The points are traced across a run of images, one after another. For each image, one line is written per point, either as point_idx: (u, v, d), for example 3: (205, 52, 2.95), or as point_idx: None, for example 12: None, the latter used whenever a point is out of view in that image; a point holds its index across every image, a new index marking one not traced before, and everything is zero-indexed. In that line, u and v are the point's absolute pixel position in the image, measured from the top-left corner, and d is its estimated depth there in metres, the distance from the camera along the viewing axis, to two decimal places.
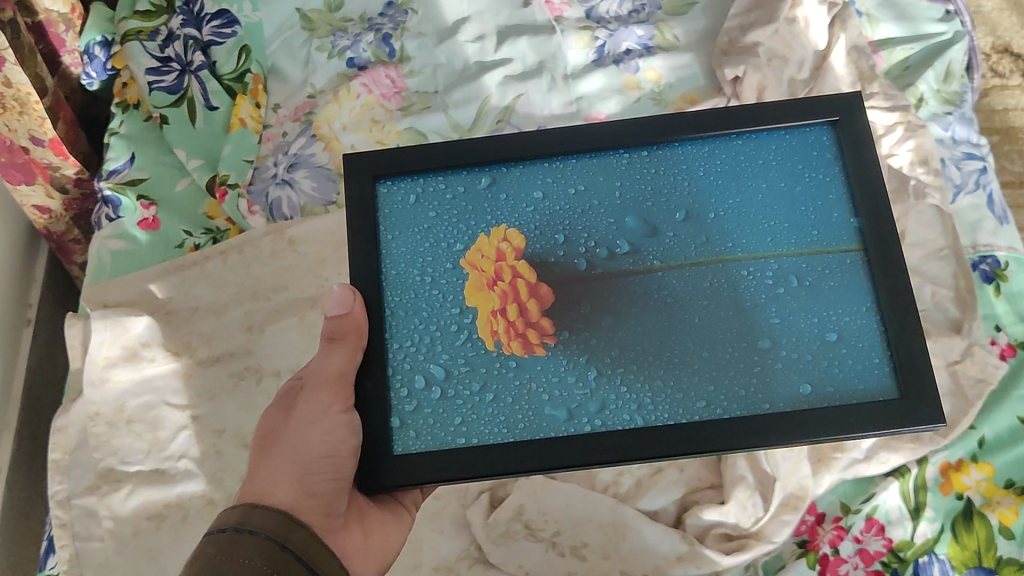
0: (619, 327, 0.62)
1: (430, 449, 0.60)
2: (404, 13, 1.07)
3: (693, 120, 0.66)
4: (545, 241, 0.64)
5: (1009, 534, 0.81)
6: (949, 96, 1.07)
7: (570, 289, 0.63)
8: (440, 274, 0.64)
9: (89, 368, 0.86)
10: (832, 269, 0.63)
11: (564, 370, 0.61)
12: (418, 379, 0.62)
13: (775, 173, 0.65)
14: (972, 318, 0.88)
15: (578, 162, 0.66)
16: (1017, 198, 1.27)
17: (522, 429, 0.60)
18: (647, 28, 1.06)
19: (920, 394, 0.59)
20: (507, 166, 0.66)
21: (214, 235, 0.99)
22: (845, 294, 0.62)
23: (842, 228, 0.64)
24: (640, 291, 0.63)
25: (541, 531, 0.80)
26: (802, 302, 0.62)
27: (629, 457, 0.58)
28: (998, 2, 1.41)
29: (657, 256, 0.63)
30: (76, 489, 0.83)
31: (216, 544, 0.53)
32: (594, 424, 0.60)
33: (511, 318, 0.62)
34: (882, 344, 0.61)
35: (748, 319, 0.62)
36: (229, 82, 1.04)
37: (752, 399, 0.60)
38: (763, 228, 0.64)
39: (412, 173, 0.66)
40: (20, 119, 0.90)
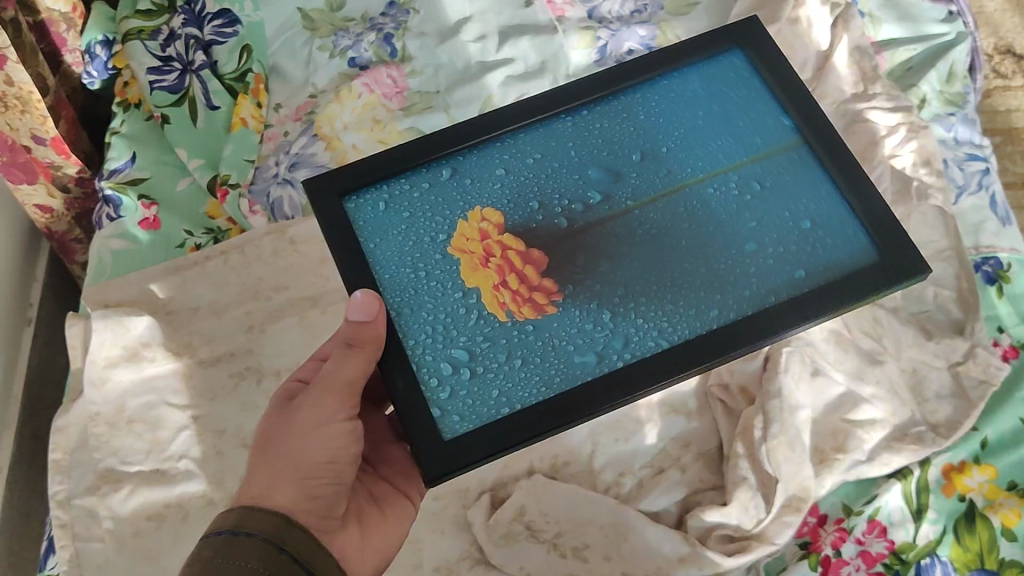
0: (615, 265, 0.63)
1: (478, 426, 0.59)
2: (406, 13, 1.07)
3: (611, 73, 0.69)
4: (521, 211, 0.65)
5: (1011, 536, 0.81)
6: (952, 97, 1.07)
7: (563, 243, 0.63)
8: (432, 266, 0.64)
9: (91, 368, 0.86)
10: (784, 166, 0.66)
11: (581, 320, 0.61)
12: (444, 365, 0.61)
13: (705, 100, 0.69)
14: (975, 319, 0.88)
15: (526, 135, 0.68)
16: (1019, 200, 1.27)
17: (559, 382, 0.59)
18: (649, 28, 1.06)
19: (900, 240, 0.62)
20: (463, 152, 0.67)
21: (214, 235, 0.99)
22: (808, 184, 0.65)
23: (779, 129, 0.67)
24: (625, 231, 0.64)
25: (543, 533, 0.80)
26: (769, 202, 0.65)
27: (667, 376, 0.59)
28: (1000, 4, 1.41)
29: (629, 197, 0.65)
30: (76, 489, 0.83)
31: (214, 546, 0.53)
32: (625, 358, 0.60)
33: (515, 287, 0.62)
34: (849, 212, 0.64)
35: (729, 231, 0.64)
36: (231, 82, 1.03)
37: (758, 296, 0.61)
38: (714, 148, 0.67)
39: (375, 183, 0.66)
40: (21, 117, 0.90)
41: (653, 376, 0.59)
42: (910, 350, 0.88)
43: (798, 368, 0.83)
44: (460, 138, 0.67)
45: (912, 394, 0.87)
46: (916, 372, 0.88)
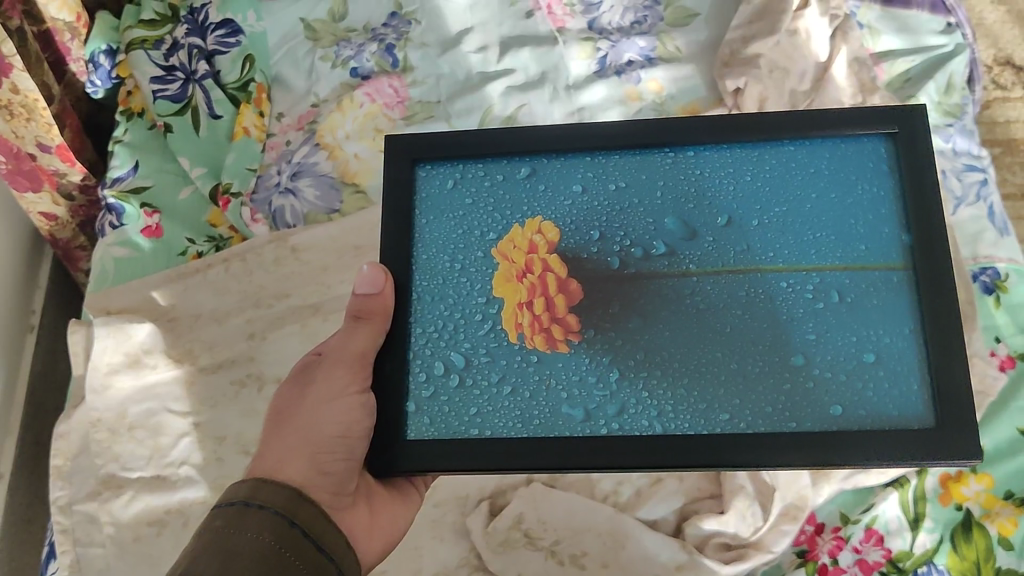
0: (649, 327, 0.61)
1: (441, 437, 0.60)
2: (408, 23, 1.07)
3: (741, 122, 0.64)
4: (579, 236, 0.64)
5: (1008, 545, 0.82)
6: (950, 109, 1.07)
7: (600, 286, 0.62)
8: (470, 262, 0.64)
9: (93, 375, 0.87)
10: (875, 286, 0.61)
11: (586, 370, 0.61)
12: (437, 365, 0.62)
13: (827, 183, 0.64)
14: (972, 331, 0.89)
15: (621, 157, 0.66)
16: (1018, 211, 1.28)
17: (536, 425, 0.60)
18: (649, 39, 1.07)
19: (958, 435, 0.56)
20: (550, 155, 0.66)
21: (216, 243, 1.00)
22: (890, 314, 0.60)
23: (890, 243, 0.62)
24: (673, 294, 0.62)
25: (541, 540, 0.80)
26: (842, 319, 0.60)
27: (641, 462, 0.58)
28: (1001, 15, 1.41)
29: (693, 260, 0.62)
30: (77, 496, 0.84)
31: (224, 516, 0.54)
32: (611, 427, 0.59)
33: (537, 312, 0.62)
34: (919, 368, 0.59)
35: (782, 334, 0.60)
36: (235, 91, 1.04)
37: (778, 417, 0.58)
38: (807, 238, 0.62)
39: (453, 159, 0.66)
40: (27, 125, 0.91)
41: (631, 456, 0.58)
42: None
43: None
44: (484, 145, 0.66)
45: None
46: None
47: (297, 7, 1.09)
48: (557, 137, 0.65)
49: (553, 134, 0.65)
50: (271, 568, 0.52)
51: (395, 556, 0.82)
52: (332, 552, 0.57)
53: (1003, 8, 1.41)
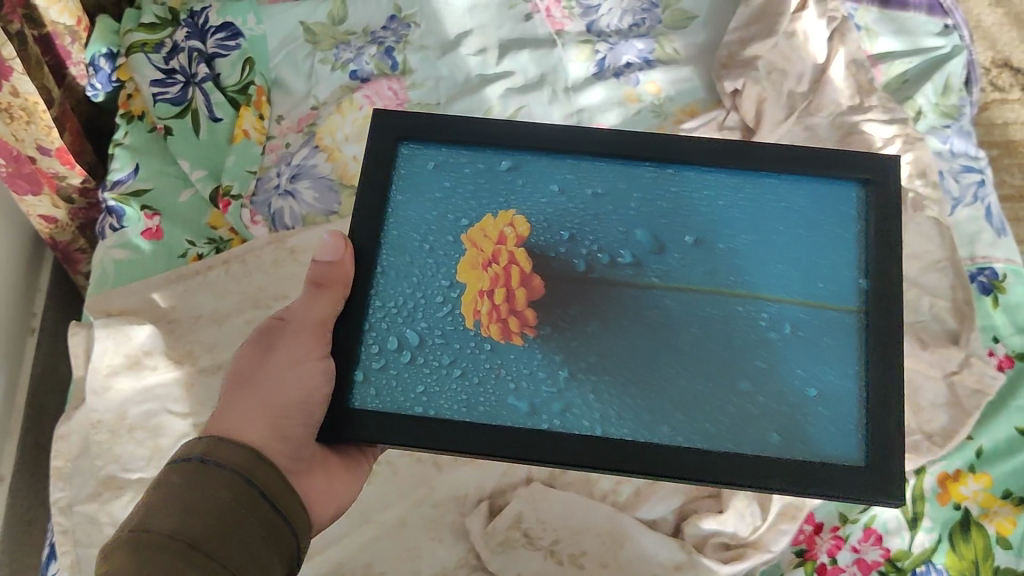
0: (606, 334, 0.62)
1: (386, 410, 0.60)
2: (407, 26, 1.08)
3: (728, 148, 0.65)
4: (549, 235, 0.64)
5: (1005, 544, 0.82)
6: (949, 109, 1.09)
7: (563, 288, 0.63)
8: (440, 245, 0.64)
9: (93, 376, 0.87)
10: (827, 324, 0.62)
11: (537, 364, 0.61)
12: (391, 339, 0.62)
13: (798, 217, 0.64)
14: (970, 329, 0.89)
15: (602, 163, 0.66)
16: (1016, 213, 1.28)
17: (481, 411, 0.60)
18: (647, 42, 1.08)
19: (882, 483, 0.58)
20: (532, 153, 0.66)
21: (216, 245, 1.00)
22: (836, 353, 0.61)
23: (848, 286, 0.62)
24: (633, 305, 0.62)
25: (540, 540, 0.80)
26: (791, 349, 0.61)
27: (576, 464, 0.59)
28: (998, 17, 1.42)
29: (657, 274, 0.63)
30: (78, 497, 0.84)
31: (182, 473, 0.54)
32: (553, 424, 0.60)
33: (496, 302, 0.63)
34: (857, 411, 0.60)
35: (732, 355, 0.61)
36: (234, 94, 1.04)
37: (716, 437, 0.59)
38: (769, 266, 0.63)
39: (440, 141, 0.66)
40: (26, 128, 0.91)
41: (570, 458, 0.59)
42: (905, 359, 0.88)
43: None
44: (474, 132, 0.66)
45: (908, 402, 0.87)
46: (911, 382, 0.88)
47: (296, 10, 1.09)
48: (543, 137, 0.65)
49: (542, 133, 0.65)
50: (225, 527, 0.52)
51: (395, 558, 0.81)
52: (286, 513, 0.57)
53: (1001, 10, 1.42)
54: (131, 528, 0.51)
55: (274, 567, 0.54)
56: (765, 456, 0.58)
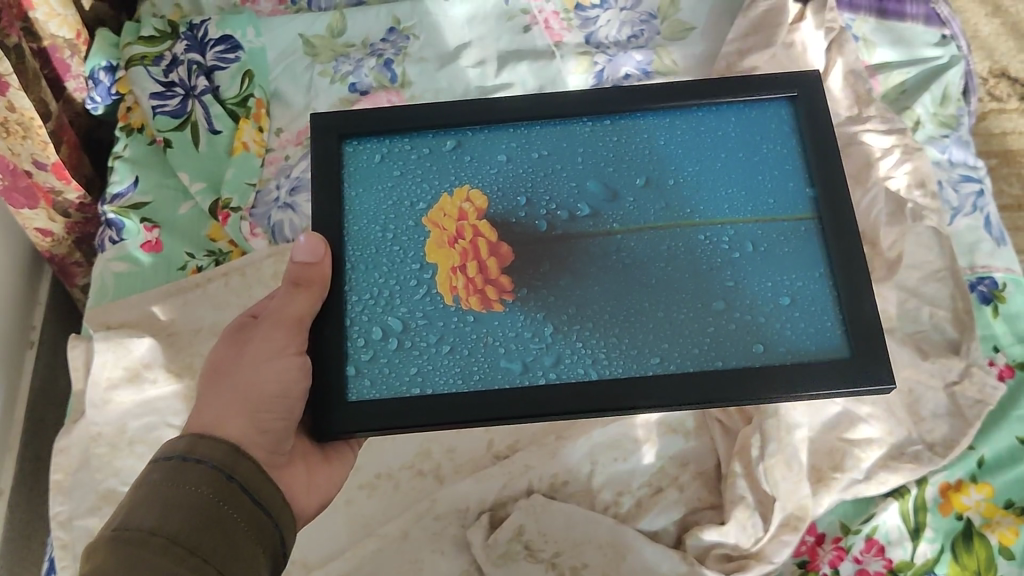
0: (581, 283, 0.63)
1: (384, 396, 0.61)
2: (406, 38, 1.08)
3: (653, 91, 0.68)
4: (507, 202, 0.65)
5: (1008, 554, 0.82)
6: (946, 119, 1.09)
7: (530, 247, 0.64)
8: (402, 231, 0.65)
9: (93, 390, 0.87)
10: (786, 235, 0.64)
11: (521, 325, 0.62)
12: (375, 329, 0.63)
13: (735, 144, 0.67)
14: (970, 339, 0.89)
15: (545, 128, 0.67)
16: (1014, 222, 1.29)
17: (477, 379, 0.61)
18: (646, 53, 1.08)
19: (872, 361, 0.60)
20: (474, 130, 0.67)
21: (216, 257, 1.00)
22: (799, 259, 0.64)
23: (797, 196, 0.65)
24: (599, 252, 0.64)
25: (541, 553, 0.80)
26: (755, 266, 0.64)
27: (568, 411, 0.60)
28: (994, 27, 1.42)
29: (616, 220, 0.65)
30: (78, 511, 0.84)
31: (162, 470, 0.54)
32: (548, 376, 0.61)
33: (471, 275, 0.63)
34: (832, 304, 0.63)
35: (702, 283, 0.63)
36: (233, 106, 1.04)
37: (705, 357, 0.61)
38: (720, 194, 0.66)
39: (379, 134, 0.67)
40: (23, 143, 0.92)
41: (568, 400, 0.60)
42: (906, 369, 0.88)
43: None
44: (419, 118, 0.67)
45: (908, 412, 0.87)
46: (912, 392, 0.88)
47: (295, 22, 1.09)
48: (480, 109, 0.67)
49: (477, 107, 0.67)
50: (207, 523, 0.52)
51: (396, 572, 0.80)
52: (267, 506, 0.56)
53: (997, 20, 1.42)
54: (111, 528, 0.50)
55: (258, 560, 0.54)
56: (756, 366, 0.60)
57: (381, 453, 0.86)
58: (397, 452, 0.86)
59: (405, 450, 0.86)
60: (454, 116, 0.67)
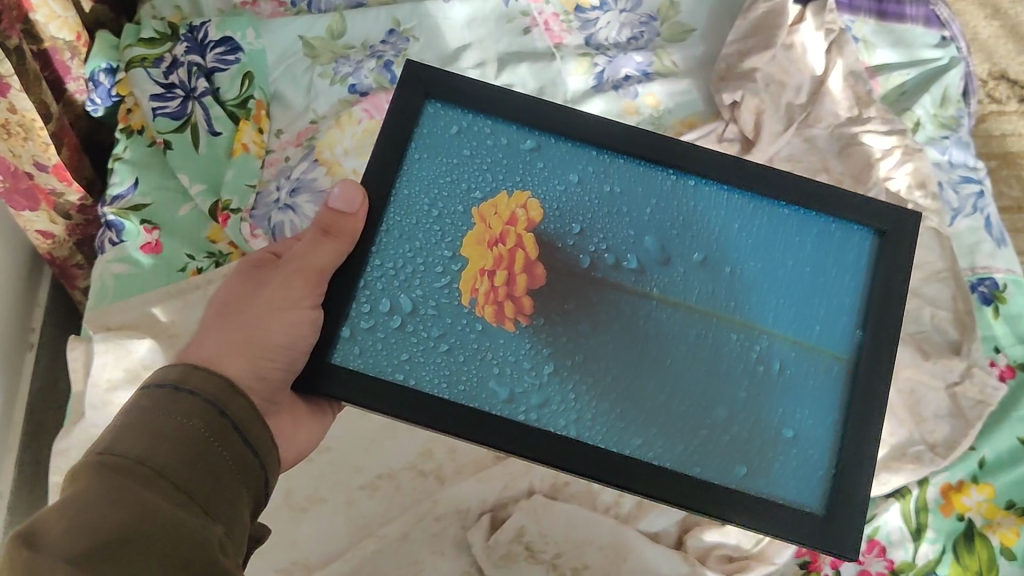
0: (596, 336, 0.62)
1: (367, 372, 0.60)
2: (405, 40, 1.09)
3: (751, 168, 0.64)
4: (560, 224, 0.63)
5: (1009, 555, 0.82)
6: (946, 121, 1.09)
7: (562, 282, 0.62)
8: (448, 213, 0.63)
9: (92, 392, 0.88)
10: (818, 369, 0.63)
11: (523, 354, 0.61)
12: (384, 302, 0.61)
13: (807, 257, 0.65)
14: (971, 340, 0.90)
15: (625, 162, 0.65)
16: (1014, 224, 1.29)
17: (459, 390, 0.60)
18: (646, 54, 1.11)
19: (835, 531, 0.60)
20: (558, 135, 0.65)
21: (216, 259, 1.00)
22: (817, 396, 0.63)
23: (844, 334, 0.64)
24: (628, 312, 0.62)
25: (542, 553, 0.80)
26: (773, 389, 0.63)
27: (529, 457, 0.59)
28: (994, 30, 1.42)
29: (657, 286, 0.63)
30: None
31: (153, 397, 0.52)
32: (528, 415, 0.60)
33: (496, 283, 0.62)
34: (827, 459, 0.62)
35: (714, 382, 0.62)
36: (233, 108, 1.04)
37: (685, 458, 0.60)
38: (771, 298, 0.64)
39: (468, 106, 0.64)
40: (24, 144, 0.91)
41: (538, 450, 0.59)
42: (906, 369, 0.88)
43: None
44: (517, 105, 0.64)
45: (909, 413, 0.87)
46: (913, 393, 0.88)
47: (296, 24, 1.09)
48: (576, 122, 0.64)
49: (569, 116, 0.64)
50: (197, 457, 0.50)
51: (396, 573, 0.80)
52: (253, 442, 0.55)
53: (997, 23, 1.42)
54: (97, 450, 0.48)
55: (241, 499, 0.53)
56: (732, 489, 0.60)
57: (382, 455, 0.86)
58: (399, 454, 0.86)
59: (405, 451, 0.86)
60: (545, 115, 0.64)
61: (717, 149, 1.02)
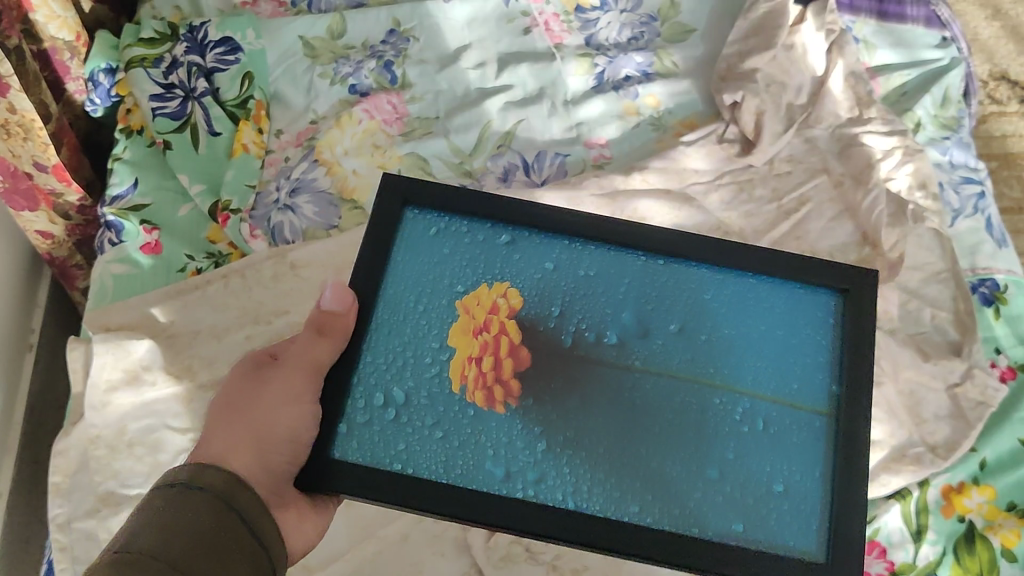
0: (585, 409, 0.61)
1: (364, 464, 0.58)
2: (406, 41, 1.09)
3: (714, 243, 0.65)
4: (540, 307, 0.63)
5: (1011, 557, 0.82)
6: (946, 122, 1.09)
7: (547, 360, 0.61)
8: (433, 306, 0.63)
9: (92, 392, 0.87)
10: (801, 425, 0.61)
11: (515, 433, 0.60)
12: (377, 395, 0.61)
13: (779, 322, 0.64)
14: (971, 341, 0.89)
15: (602, 249, 0.65)
16: (1015, 225, 1.28)
17: (455, 474, 0.58)
18: (646, 55, 1.10)
19: None
20: (531, 228, 0.65)
21: (216, 259, 0.99)
22: (806, 453, 0.61)
23: (821, 391, 0.63)
24: (614, 384, 0.61)
25: (541, 555, 0.80)
26: (763, 448, 0.61)
27: (530, 533, 0.57)
28: (995, 30, 1.43)
29: (640, 358, 0.62)
30: (77, 513, 0.83)
31: (164, 496, 0.52)
32: (526, 491, 0.58)
33: (484, 368, 0.61)
34: (824, 510, 0.60)
35: (703, 446, 0.60)
36: (233, 108, 1.04)
37: (682, 521, 0.58)
38: (753, 366, 0.63)
39: (444, 209, 0.65)
40: (23, 144, 0.91)
41: (532, 522, 0.57)
42: (908, 370, 0.88)
43: None
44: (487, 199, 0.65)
45: (911, 414, 0.86)
46: (913, 394, 0.87)
47: (294, 24, 1.09)
48: (545, 212, 0.65)
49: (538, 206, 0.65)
50: (212, 548, 0.50)
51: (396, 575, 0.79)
52: (262, 537, 0.55)
53: (997, 24, 1.44)
54: (114, 549, 0.47)
55: None
56: (732, 547, 0.58)
57: None
58: None
59: None
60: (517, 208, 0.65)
61: (718, 149, 1.02)
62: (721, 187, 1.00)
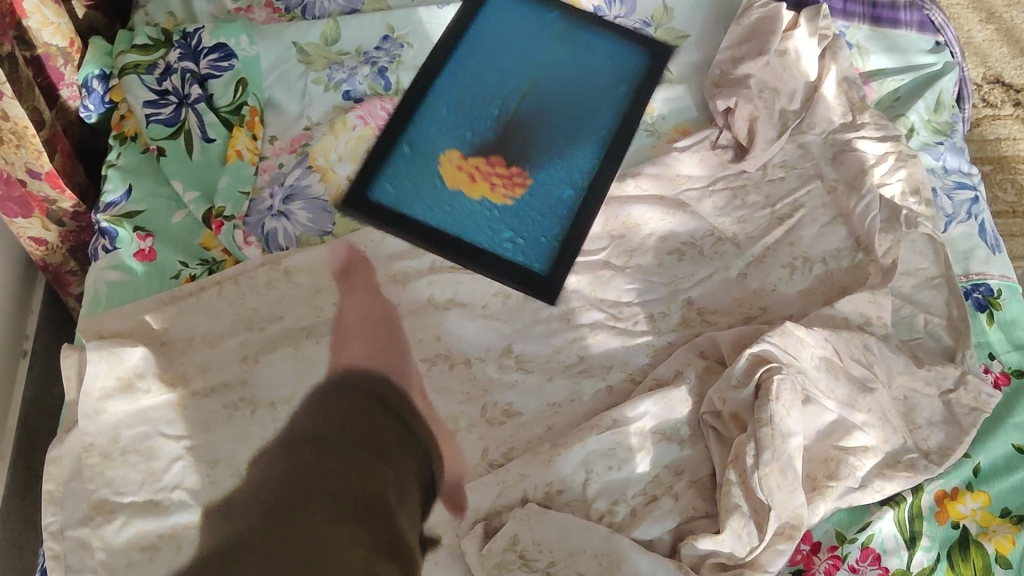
0: (530, 145, 1.06)
1: (525, 277, 0.96)
2: (400, 47, 1.11)
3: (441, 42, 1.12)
4: (465, 139, 1.05)
5: (1005, 562, 0.81)
6: (940, 126, 1.09)
7: (498, 146, 1.05)
8: (441, 198, 1.01)
9: (85, 399, 0.81)
10: (624, 87, 1.11)
11: (553, 174, 1.04)
12: (488, 250, 0.98)
13: (522, 34, 1.15)
14: (965, 346, 0.90)
15: (426, 103, 1.07)
16: (1008, 229, 1.27)
17: (563, 214, 1.01)
18: None
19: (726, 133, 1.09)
20: (404, 124, 1.05)
21: (210, 266, 0.98)
22: (620, 76, 1.12)
23: (589, 47, 1.14)
24: (528, 142, 1.06)
25: (536, 562, 0.77)
26: (616, 95, 1.11)
27: (602, 204, 1.01)
28: (987, 34, 1.47)
29: (528, 126, 1.07)
30: (70, 521, 0.79)
31: None
32: (588, 183, 1.03)
33: (498, 177, 1.03)
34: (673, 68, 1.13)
35: (588, 125, 1.08)
36: (226, 114, 1.04)
37: (636, 156, 1.06)
38: (556, 86, 1.11)
39: (364, 175, 1.01)
40: (17, 151, 0.91)
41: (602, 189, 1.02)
42: (901, 377, 0.87)
43: (789, 396, 0.80)
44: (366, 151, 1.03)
45: (905, 421, 0.87)
46: (907, 400, 0.88)
47: (289, 30, 1.10)
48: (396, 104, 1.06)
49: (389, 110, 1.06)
50: None
51: None
52: None
53: (991, 27, 1.47)
54: None
55: None
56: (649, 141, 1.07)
57: (377, 463, 0.83)
58: (394, 461, 0.83)
59: (399, 459, 0.84)
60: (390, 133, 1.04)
61: (711, 155, 1.03)
62: (713, 193, 1.02)
